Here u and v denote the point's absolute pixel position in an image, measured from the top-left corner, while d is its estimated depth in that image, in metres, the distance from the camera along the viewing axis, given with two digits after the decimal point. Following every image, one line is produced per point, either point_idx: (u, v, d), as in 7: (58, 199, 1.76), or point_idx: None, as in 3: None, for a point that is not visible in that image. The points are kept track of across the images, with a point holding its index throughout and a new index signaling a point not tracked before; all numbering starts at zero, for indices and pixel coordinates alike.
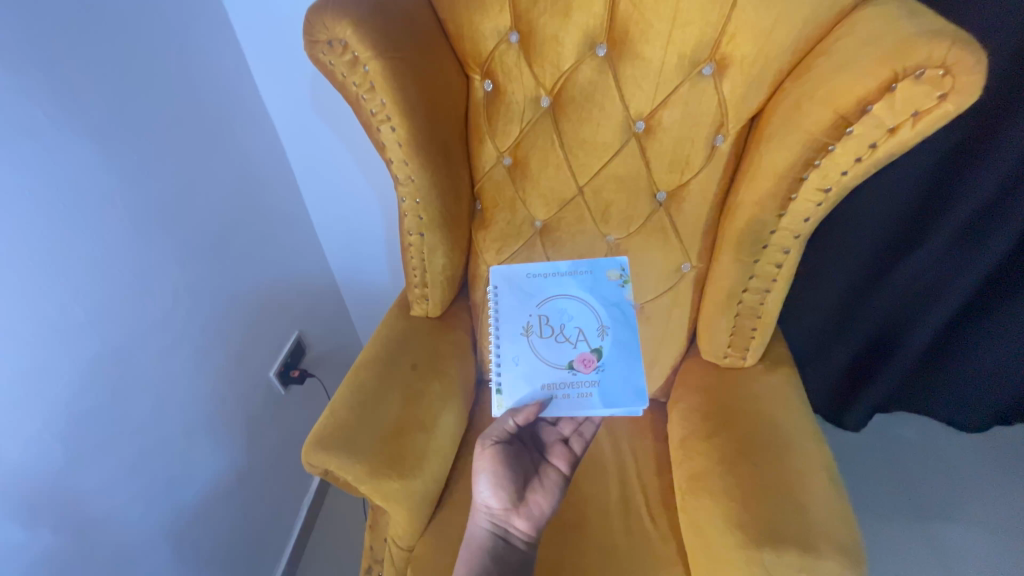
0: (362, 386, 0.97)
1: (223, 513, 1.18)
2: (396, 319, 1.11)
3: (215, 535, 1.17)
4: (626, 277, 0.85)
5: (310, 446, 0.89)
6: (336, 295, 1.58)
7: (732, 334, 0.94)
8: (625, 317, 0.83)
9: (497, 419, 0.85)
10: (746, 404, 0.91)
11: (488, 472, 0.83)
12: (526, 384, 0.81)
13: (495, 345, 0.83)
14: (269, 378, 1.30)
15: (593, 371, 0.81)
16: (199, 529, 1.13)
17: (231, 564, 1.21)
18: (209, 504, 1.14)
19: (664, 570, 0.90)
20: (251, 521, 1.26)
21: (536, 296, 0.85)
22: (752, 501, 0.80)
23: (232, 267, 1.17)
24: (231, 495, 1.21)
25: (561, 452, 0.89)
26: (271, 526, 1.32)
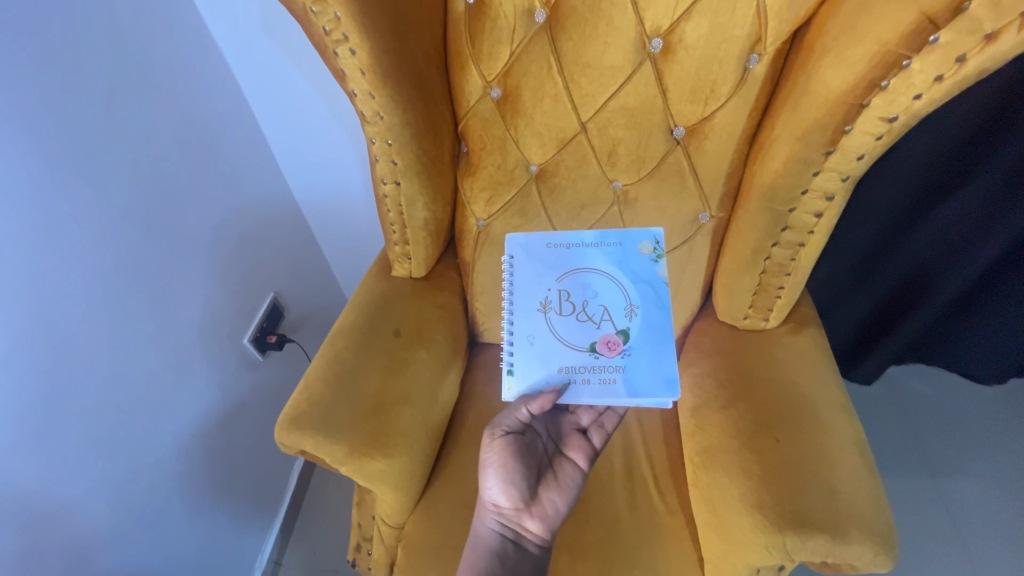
0: (339, 357, 0.87)
1: (204, 488, 1.11)
2: (376, 279, 0.99)
3: (196, 511, 1.10)
4: (659, 249, 0.74)
5: (283, 424, 0.80)
6: (314, 253, 1.44)
7: (755, 293, 0.82)
8: (658, 296, 0.73)
9: (509, 406, 0.75)
10: (767, 370, 0.82)
11: (497, 467, 0.74)
12: (541, 367, 0.71)
13: (507, 322, 0.73)
14: (244, 345, 1.20)
15: (618, 355, 0.71)
16: (180, 507, 1.06)
17: (220, 536, 1.16)
18: (186, 482, 1.07)
19: (671, 546, 0.84)
20: (236, 491, 1.20)
21: (556, 268, 0.74)
22: (774, 479, 0.71)
23: (187, 228, 1.02)
24: (213, 470, 1.13)
25: (579, 445, 0.81)
26: (255, 497, 1.26)
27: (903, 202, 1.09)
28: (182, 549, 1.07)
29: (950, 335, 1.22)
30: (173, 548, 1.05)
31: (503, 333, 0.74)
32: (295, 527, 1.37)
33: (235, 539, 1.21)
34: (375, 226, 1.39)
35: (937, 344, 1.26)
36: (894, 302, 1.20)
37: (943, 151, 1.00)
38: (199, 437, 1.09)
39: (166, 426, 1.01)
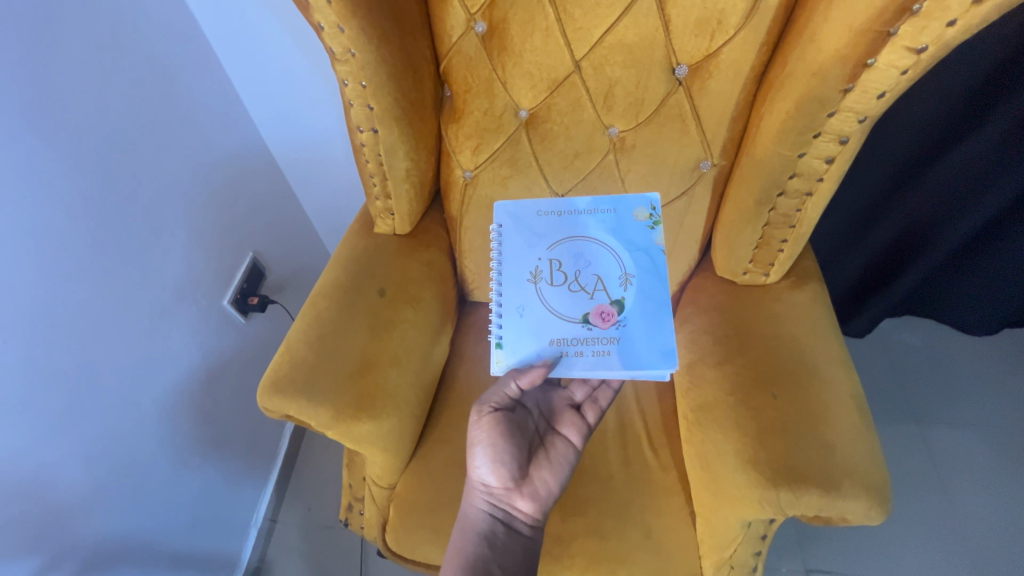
0: (321, 318, 0.83)
1: (194, 453, 1.09)
2: (358, 237, 0.94)
3: (187, 476, 1.08)
4: (654, 213, 0.71)
5: (266, 388, 0.77)
6: (294, 209, 1.36)
7: (756, 247, 0.78)
8: (654, 264, 0.69)
9: (497, 383, 0.74)
10: (765, 326, 0.79)
11: (485, 445, 0.72)
12: (531, 339, 0.67)
13: (495, 293, 0.69)
14: (224, 307, 1.14)
15: (612, 327, 0.67)
16: (169, 473, 1.04)
17: (214, 500, 1.15)
18: (173, 447, 1.04)
19: (664, 500, 0.84)
20: (227, 456, 1.18)
21: (547, 237, 0.71)
22: (769, 435, 0.70)
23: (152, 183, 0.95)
24: (202, 436, 1.11)
25: (572, 421, 0.78)
26: (247, 461, 1.24)
27: (903, 150, 1.05)
28: (176, 512, 1.06)
29: (946, 286, 1.21)
30: (167, 513, 1.04)
31: (492, 305, 0.70)
32: (290, 484, 1.35)
33: (232, 498, 1.20)
34: (356, 181, 1.31)
35: (926, 299, 1.26)
36: (891, 256, 1.17)
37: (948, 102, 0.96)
38: (184, 403, 1.06)
39: (145, 393, 0.96)
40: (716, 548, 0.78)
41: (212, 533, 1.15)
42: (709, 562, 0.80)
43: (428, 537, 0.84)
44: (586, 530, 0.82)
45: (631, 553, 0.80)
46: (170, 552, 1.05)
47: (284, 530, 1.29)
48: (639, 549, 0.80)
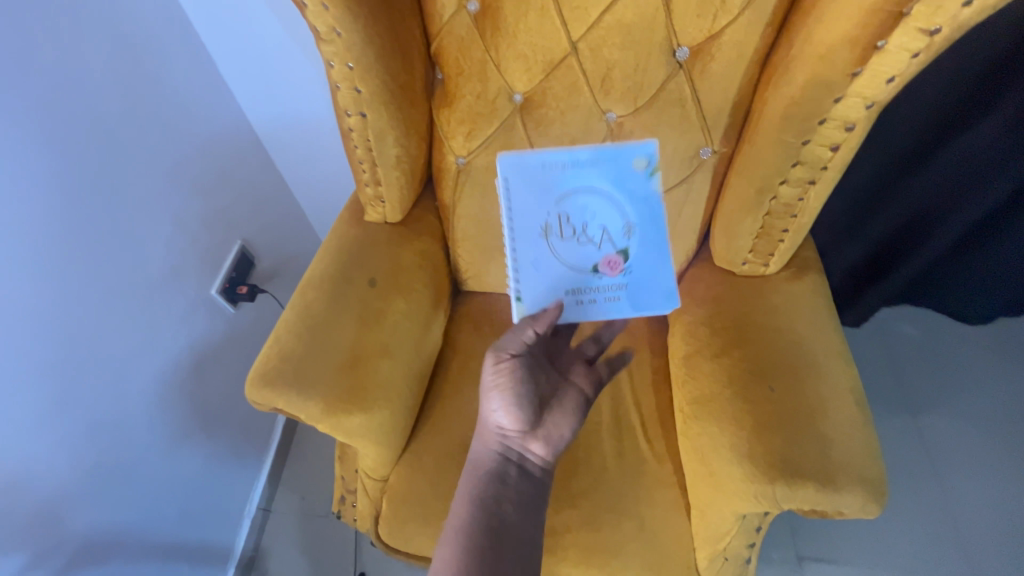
0: (310, 310, 0.81)
1: (187, 445, 1.08)
2: (348, 225, 0.92)
3: (178, 469, 1.06)
4: (652, 165, 0.69)
5: (254, 381, 0.75)
6: (284, 195, 1.32)
7: (756, 237, 0.76)
8: (656, 213, 0.70)
9: (515, 329, 0.70)
10: (763, 317, 0.77)
11: (503, 388, 0.67)
12: (547, 289, 0.70)
13: (509, 250, 0.69)
14: (211, 297, 1.11)
15: (620, 274, 0.71)
16: (159, 466, 1.02)
17: (206, 491, 1.13)
18: (163, 439, 1.02)
19: (658, 493, 0.83)
20: (219, 448, 1.16)
21: (552, 189, 0.69)
22: (766, 429, 0.69)
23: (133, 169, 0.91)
24: (192, 428, 1.09)
25: (585, 373, 0.74)
26: (239, 453, 1.22)
27: (915, 129, 1.03)
28: (166, 505, 1.05)
29: (946, 275, 1.19)
30: (157, 506, 1.03)
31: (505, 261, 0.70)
32: (284, 473, 1.34)
33: (225, 489, 1.19)
34: (346, 166, 1.27)
35: (925, 288, 1.24)
36: (890, 245, 1.15)
37: (959, 84, 0.95)
38: (173, 395, 1.03)
39: (131, 386, 0.94)
40: (710, 541, 0.78)
41: (205, 524, 1.14)
42: (703, 553, 0.80)
43: (420, 529, 0.83)
44: (580, 522, 0.82)
45: (625, 545, 0.80)
46: (162, 544, 1.04)
47: (279, 519, 1.28)
48: (633, 541, 0.80)
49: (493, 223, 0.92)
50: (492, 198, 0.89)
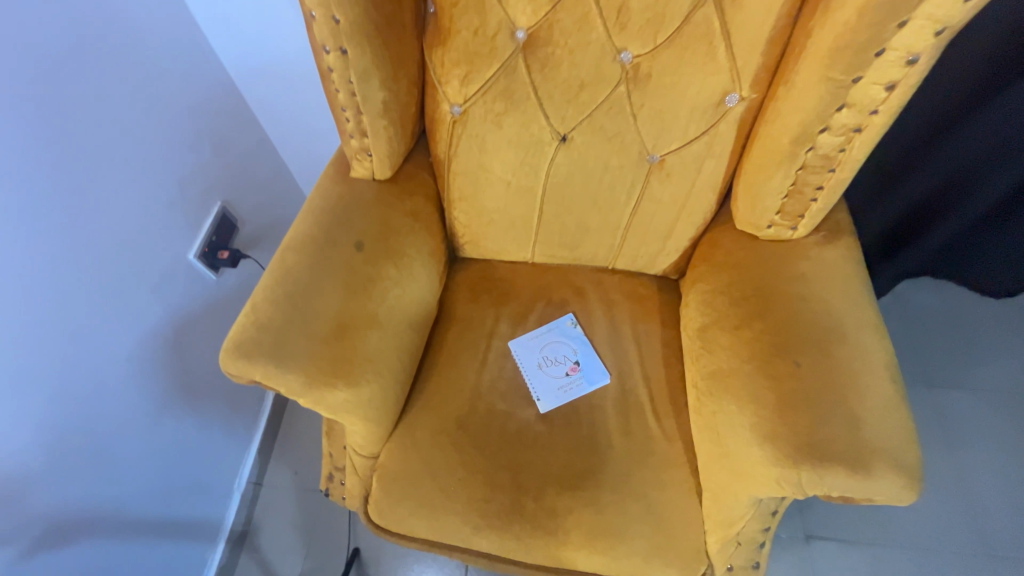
0: (291, 275, 0.74)
1: (174, 418, 1.02)
2: (332, 183, 0.83)
3: (161, 445, 1.00)
4: (575, 323, 0.91)
5: (229, 352, 0.68)
6: (267, 153, 1.23)
7: (785, 196, 0.68)
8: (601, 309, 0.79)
9: None
10: (789, 286, 0.70)
11: None
12: None
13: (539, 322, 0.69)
14: (190, 261, 1.03)
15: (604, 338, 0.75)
16: (139, 442, 0.95)
17: (193, 466, 1.08)
18: (145, 410, 0.96)
19: (667, 474, 0.78)
20: (204, 423, 1.10)
21: None
22: (792, 408, 0.62)
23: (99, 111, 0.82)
24: (175, 402, 1.02)
25: None
26: (228, 426, 1.17)
27: (940, 101, 0.94)
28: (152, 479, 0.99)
29: (963, 252, 1.14)
30: (138, 484, 0.96)
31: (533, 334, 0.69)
32: (275, 446, 1.29)
33: (213, 463, 1.13)
34: (331, 121, 1.17)
35: (954, 255, 1.16)
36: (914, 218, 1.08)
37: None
38: (154, 366, 0.96)
39: (101, 356, 0.86)
40: (722, 524, 0.72)
41: (192, 500, 1.09)
42: (713, 537, 0.74)
43: (413, 510, 0.78)
44: (583, 504, 0.76)
45: (631, 527, 0.75)
46: (145, 523, 0.98)
47: (270, 493, 1.24)
48: (640, 523, 0.75)
49: (493, 181, 0.84)
50: (491, 152, 0.80)
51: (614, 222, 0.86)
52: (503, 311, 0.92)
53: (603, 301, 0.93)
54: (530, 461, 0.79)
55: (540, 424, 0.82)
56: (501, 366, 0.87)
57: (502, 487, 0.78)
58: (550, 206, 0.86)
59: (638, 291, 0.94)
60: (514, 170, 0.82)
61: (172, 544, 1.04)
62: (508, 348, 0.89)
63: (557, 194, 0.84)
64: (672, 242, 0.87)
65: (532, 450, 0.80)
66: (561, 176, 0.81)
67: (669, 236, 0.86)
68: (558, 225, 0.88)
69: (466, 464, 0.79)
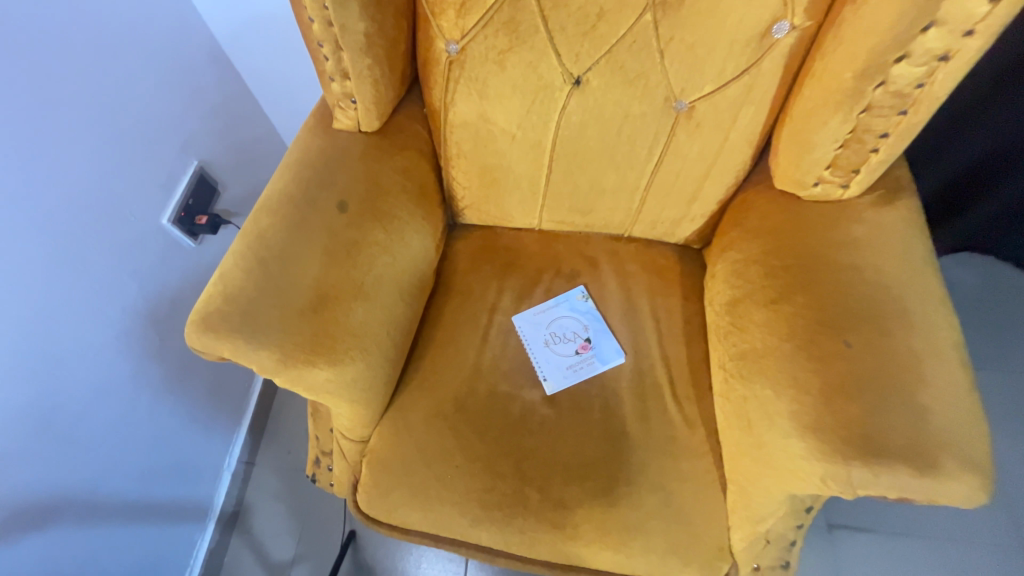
0: (264, 240, 0.65)
1: (156, 395, 0.95)
2: (313, 135, 0.73)
3: (138, 426, 0.92)
4: (586, 296, 0.82)
5: (194, 326, 0.60)
6: (250, 111, 1.11)
7: (840, 145, 0.58)
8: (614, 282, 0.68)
9: None
10: (837, 253, 0.60)
11: None
12: None
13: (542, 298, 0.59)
14: (163, 227, 0.92)
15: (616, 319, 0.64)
16: (114, 423, 0.87)
17: (178, 446, 1.01)
18: (122, 387, 0.88)
19: (687, 464, 0.70)
20: (188, 403, 1.02)
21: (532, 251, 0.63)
22: (842, 394, 0.53)
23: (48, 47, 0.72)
24: (153, 380, 0.94)
25: None
26: (216, 403, 1.10)
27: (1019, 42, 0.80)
28: (132, 460, 0.92)
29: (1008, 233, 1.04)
30: (114, 467, 0.89)
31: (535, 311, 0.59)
32: (267, 425, 1.23)
33: (198, 443, 1.06)
34: (311, 71, 1.05)
35: None
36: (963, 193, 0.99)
37: None
38: (129, 341, 0.88)
39: (63, 329, 0.77)
40: (749, 520, 0.65)
41: (176, 482, 1.02)
42: (738, 534, 0.66)
43: (405, 499, 0.71)
44: (593, 496, 0.69)
45: (646, 522, 0.67)
46: (122, 508, 0.91)
47: (262, 473, 1.18)
48: (656, 517, 0.67)
49: (496, 133, 0.73)
50: (493, 98, 0.70)
51: (632, 181, 0.76)
52: (507, 283, 0.83)
53: (617, 272, 0.83)
54: (534, 448, 0.72)
55: (547, 407, 0.74)
56: (504, 343, 0.79)
57: (504, 476, 0.70)
58: (560, 163, 0.75)
59: (657, 261, 0.84)
60: (520, 120, 0.71)
61: (154, 528, 0.98)
62: (511, 324, 0.80)
63: (568, 149, 0.74)
64: (698, 205, 0.77)
65: (538, 436, 0.72)
66: (573, 128, 0.71)
67: (695, 198, 0.76)
68: (569, 185, 0.78)
69: (464, 450, 0.71)
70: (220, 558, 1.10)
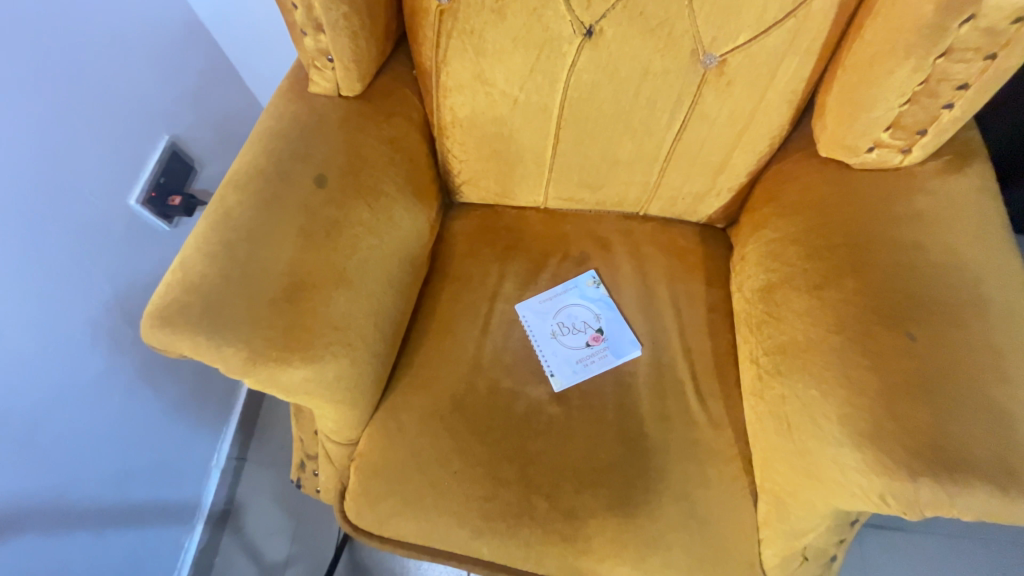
0: (230, 220, 0.56)
1: (136, 395, 0.87)
2: (287, 101, 0.65)
3: (116, 429, 0.84)
4: (598, 282, 0.73)
5: (149, 320, 0.52)
6: (230, 83, 1.00)
7: (908, 100, 0.49)
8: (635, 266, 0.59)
9: None
10: (897, 231, 0.51)
11: None
12: None
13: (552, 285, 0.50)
14: (133, 209, 0.83)
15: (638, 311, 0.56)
16: (84, 428, 0.79)
17: (163, 448, 0.94)
18: (97, 387, 0.80)
19: (713, 470, 0.62)
20: (172, 402, 0.94)
21: None
22: (907, 397, 0.45)
23: None
24: (128, 379, 0.85)
25: None
26: (206, 401, 1.02)
27: None
28: (114, 465, 0.84)
29: None
30: (88, 475, 0.80)
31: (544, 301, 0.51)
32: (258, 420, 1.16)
33: (186, 444, 0.99)
34: (285, 32, 0.94)
35: None
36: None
37: None
38: (103, 337, 0.79)
39: (26, 324, 0.69)
40: (784, 534, 0.57)
41: (163, 486, 0.95)
42: (771, 549, 0.59)
43: (398, 509, 0.63)
44: (608, 506, 0.61)
45: (668, 536, 0.60)
46: (99, 519, 0.83)
47: (253, 470, 1.11)
48: (679, 530, 0.60)
49: (495, 97, 0.64)
50: (492, 55, 0.61)
51: (651, 151, 0.67)
52: (509, 267, 0.75)
53: (632, 254, 0.75)
54: (541, 452, 0.64)
55: (554, 406, 0.66)
56: (506, 334, 0.71)
57: (508, 483, 0.63)
58: (569, 131, 0.66)
59: (677, 242, 0.75)
60: (522, 80, 0.62)
61: (137, 537, 0.90)
62: (515, 313, 0.72)
63: (578, 114, 0.64)
64: (726, 177, 0.68)
65: (545, 439, 0.65)
66: (584, 88, 0.62)
67: (722, 170, 0.67)
68: (579, 156, 0.69)
69: (463, 455, 0.64)
70: (210, 559, 1.03)
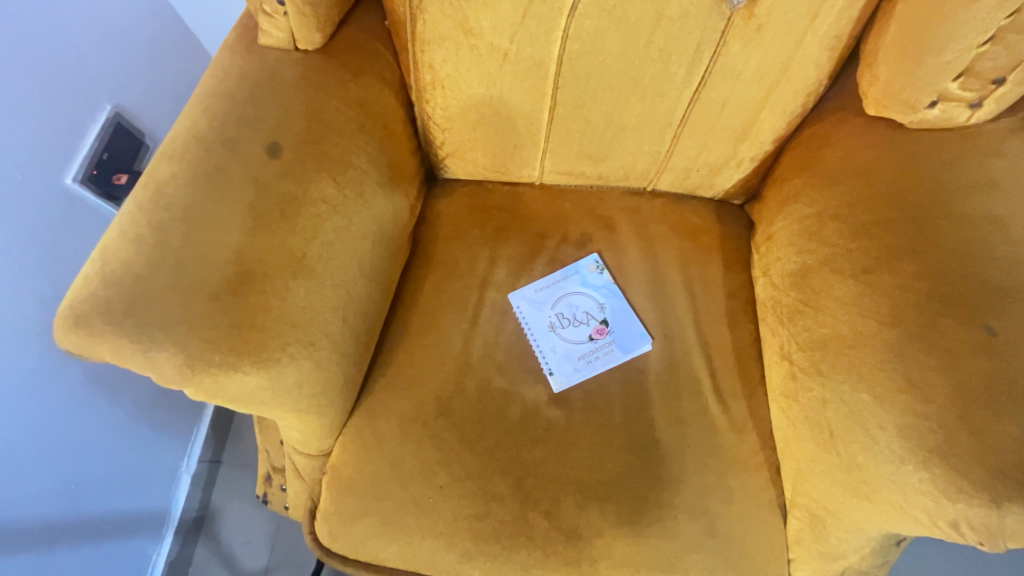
0: (162, 197, 0.46)
1: (91, 405, 0.75)
2: (232, 55, 0.54)
3: (69, 444, 0.72)
4: (602, 267, 0.64)
5: (60, 321, 0.42)
6: (183, 49, 0.88)
7: (991, 38, 0.41)
8: None
9: None
10: (963, 204, 0.43)
11: None
12: None
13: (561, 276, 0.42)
14: (70, 189, 0.70)
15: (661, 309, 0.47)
16: (33, 446, 0.67)
17: (128, 462, 0.82)
18: (42, 400, 0.68)
19: (735, 480, 0.54)
20: (135, 409, 0.83)
21: None
22: (984, 403, 0.37)
23: None
24: (80, 389, 0.73)
25: None
26: (175, 406, 0.91)
27: None
28: (69, 485, 0.73)
29: None
30: (41, 501, 0.69)
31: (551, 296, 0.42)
32: None
33: (153, 455, 0.88)
34: None
35: None
36: None
37: None
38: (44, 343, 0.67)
39: None
40: (820, 552, 0.50)
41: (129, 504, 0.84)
42: (804, 568, 0.52)
43: (376, 530, 0.55)
44: (618, 523, 0.53)
45: (686, 556, 0.52)
46: (57, 547, 0.72)
47: None
48: (700, 551, 0.52)
49: (482, 51, 0.54)
50: None
51: (664, 114, 0.57)
52: (500, 251, 0.66)
53: (640, 235, 0.66)
54: (540, 462, 0.56)
55: (554, 409, 0.58)
56: (497, 327, 0.62)
57: (502, 498, 0.55)
58: (569, 91, 0.57)
59: (691, 219, 0.66)
60: (514, 29, 0.52)
61: (100, 562, 0.80)
62: (507, 303, 0.63)
63: (580, 70, 0.55)
64: (749, 145, 0.59)
65: (544, 447, 0.56)
66: (587, 38, 0.52)
67: (745, 136, 0.58)
68: (580, 122, 0.60)
69: (450, 467, 0.56)
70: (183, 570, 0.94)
